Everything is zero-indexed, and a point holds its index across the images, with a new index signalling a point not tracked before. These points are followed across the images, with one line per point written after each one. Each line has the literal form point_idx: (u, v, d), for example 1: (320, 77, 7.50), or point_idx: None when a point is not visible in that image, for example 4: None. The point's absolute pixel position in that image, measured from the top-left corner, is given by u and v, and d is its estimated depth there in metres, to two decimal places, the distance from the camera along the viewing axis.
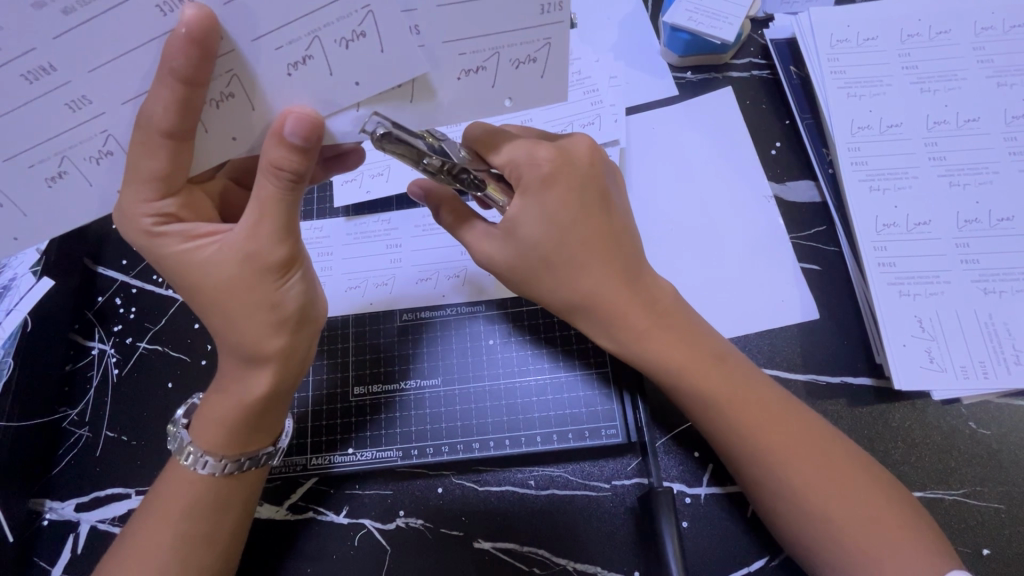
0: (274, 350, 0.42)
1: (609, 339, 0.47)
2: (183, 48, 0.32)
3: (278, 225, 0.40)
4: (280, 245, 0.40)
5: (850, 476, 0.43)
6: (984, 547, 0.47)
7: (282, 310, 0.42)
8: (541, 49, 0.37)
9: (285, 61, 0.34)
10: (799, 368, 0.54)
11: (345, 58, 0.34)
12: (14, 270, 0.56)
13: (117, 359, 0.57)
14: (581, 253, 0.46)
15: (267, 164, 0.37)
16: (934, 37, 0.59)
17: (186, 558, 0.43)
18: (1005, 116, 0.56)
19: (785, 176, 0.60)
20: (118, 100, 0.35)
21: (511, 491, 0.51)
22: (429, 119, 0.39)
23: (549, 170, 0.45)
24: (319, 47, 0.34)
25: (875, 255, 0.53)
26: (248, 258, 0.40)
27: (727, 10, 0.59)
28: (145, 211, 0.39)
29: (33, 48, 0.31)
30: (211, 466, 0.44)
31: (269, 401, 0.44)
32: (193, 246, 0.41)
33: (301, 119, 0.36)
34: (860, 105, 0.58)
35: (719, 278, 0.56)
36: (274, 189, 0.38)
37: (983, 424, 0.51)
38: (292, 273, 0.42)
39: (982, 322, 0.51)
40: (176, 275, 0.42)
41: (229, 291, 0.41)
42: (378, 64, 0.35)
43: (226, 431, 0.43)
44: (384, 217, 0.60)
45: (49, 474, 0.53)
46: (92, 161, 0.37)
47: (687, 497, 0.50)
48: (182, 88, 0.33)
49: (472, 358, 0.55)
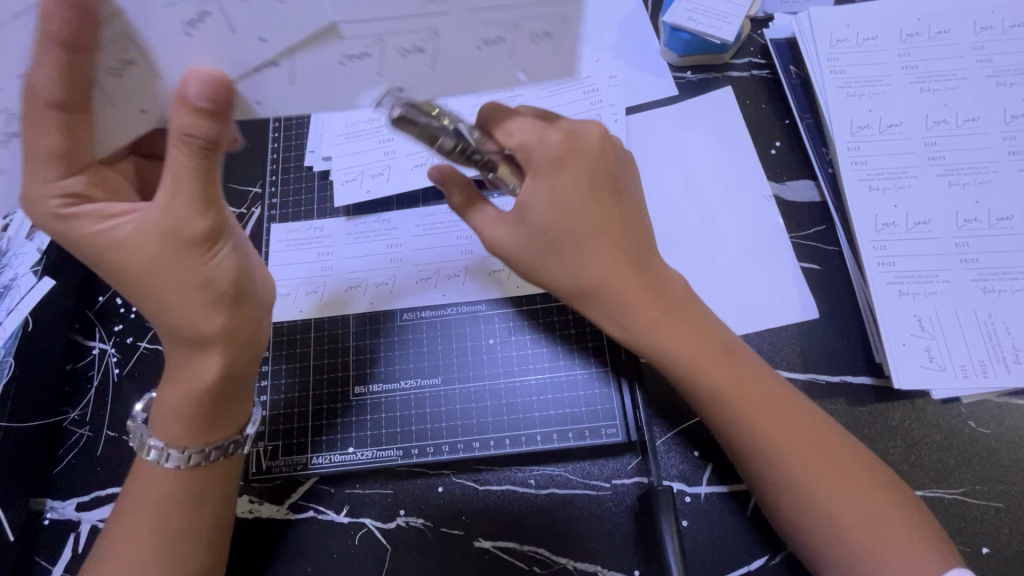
0: (216, 329, 0.42)
1: (615, 326, 0.47)
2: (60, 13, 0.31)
3: (193, 196, 0.38)
4: (203, 217, 0.39)
5: (851, 474, 0.43)
6: (984, 546, 0.47)
7: (214, 286, 0.41)
8: (556, 24, 0.35)
9: (256, 27, 0.33)
10: (799, 367, 0.54)
11: (250, 11, 0.32)
12: (14, 270, 0.56)
13: (117, 359, 0.57)
14: (591, 238, 0.45)
15: (177, 133, 0.36)
16: (934, 36, 0.59)
17: (164, 553, 0.43)
18: (1005, 116, 0.56)
19: (784, 175, 0.60)
20: (10, 74, 0.35)
21: (512, 489, 0.51)
22: (432, 89, 0.38)
23: (558, 156, 0.44)
24: (214, 1, 0.32)
25: (874, 254, 0.54)
26: (167, 233, 0.39)
27: (727, 9, 0.59)
28: (52, 192, 0.39)
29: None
30: (174, 460, 0.44)
31: (221, 387, 0.43)
32: (106, 227, 0.40)
33: (201, 79, 0.34)
34: (859, 104, 0.58)
35: (719, 277, 0.56)
36: (185, 158, 0.37)
37: (983, 423, 0.51)
38: (219, 244, 0.41)
39: (981, 321, 0.51)
40: (97, 257, 0.41)
41: (150, 268, 0.40)
42: (287, 18, 0.33)
43: (181, 421, 0.43)
44: (384, 217, 0.61)
45: (51, 472, 0.53)
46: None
47: (688, 496, 0.50)
48: (63, 53, 0.33)
49: (473, 356, 0.55)
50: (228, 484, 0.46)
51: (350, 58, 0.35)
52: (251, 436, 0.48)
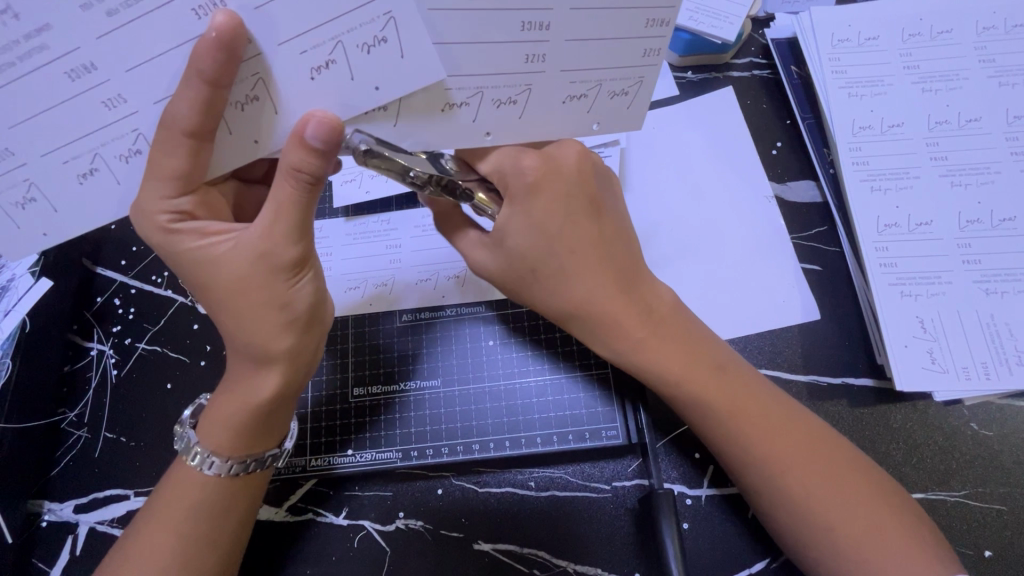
0: (283, 348, 0.42)
1: (603, 346, 0.47)
2: (212, 51, 0.32)
3: (292, 225, 0.39)
4: (294, 246, 0.40)
5: (848, 482, 0.43)
6: (985, 549, 0.47)
7: (292, 310, 0.42)
8: (634, 84, 0.41)
9: (374, 77, 0.36)
10: (799, 369, 0.53)
11: (373, 64, 0.35)
12: (12, 271, 0.56)
13: (115, 360, 0.57)
14: (572, 259, 0.45)
15: (286, 167, 0.37)
16: (935, 36, 0.59)
17: (187, 562, 0.42)
18: (1007, 116, 0.56)
19: (785, 176, 0.60)
20: (152, 100, 0.35)
21: (511, 492, 0.51)
22: (513, 135, 0.42)
23: (533, 180, 0.43)
24: (343, 53, 0.34)
25: (876, 255, 0.53)
26: (260, 257, 0.40)
27: (729, 10, 0.59)
28: (161, 209, 0.38)
29: (76, 47, 0.32)
30: (217, 467, 0.43)
31: (274, 403, 0.44)
32: (206, 244, 0.40)
33: (322, 121, 0.35)
34: (861, 104, 0.58)
35: (720, 278, 0.56)
36: (290, 191, 0.38)
37: (984, 425, 0.50)
38: (303, 273, 0.42)
39: (983, 322, 0.50)
40: (190, 271, 0.41)
41: (240, 289, 0.40)
42: (401, 70, 0.36)
43: (231, 431, 0.43)
44: (383, 217, 0.60)
45: (48, 474, 0.53)
46: (121, 159, 0.37)
47: (688, 498, 0.50)
48: (208, 90, 0.33)
49: (470, 361, 0.55)
50: (258, 496, 0.46)
51: (451, 105, 0.39)
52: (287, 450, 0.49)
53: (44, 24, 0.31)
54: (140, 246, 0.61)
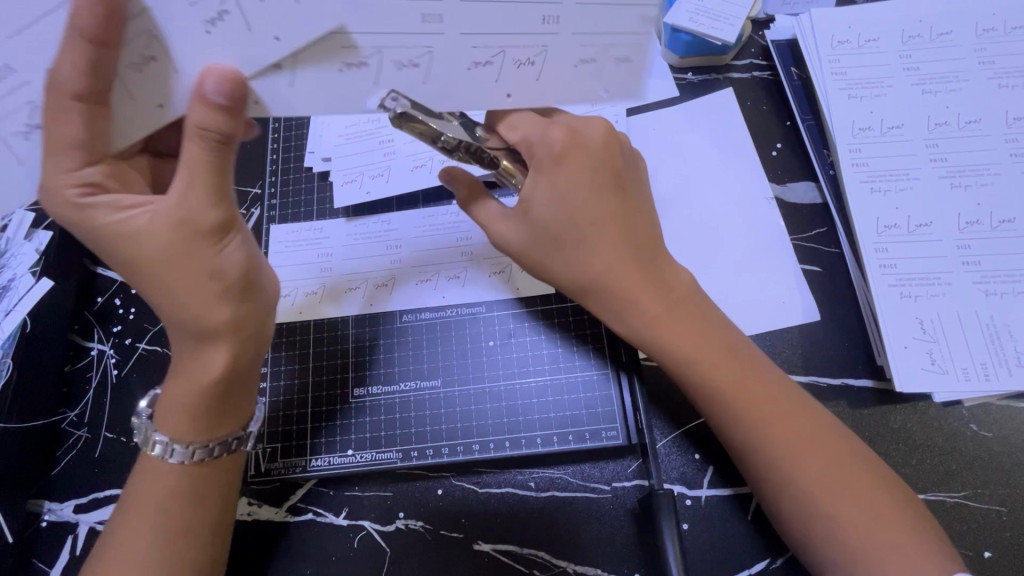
0: (222, 320, 0.41)
1: (617, 320, 0.47)
2: (88, 6, 0.33)
3: (208, 187, 0.38)
4: (215, 208, 0.39)
5: (852, 475, 0.43)
6: (985, 550, 0.47)
7: (226, 278, 0.40)
8: (636, 50, 0.40)
9: (272, 27, 0.36)
10: (800, 369, 0.53)
11: (267, 12, 0.35)
12: (12, 271, 0.56)
13: (115, 360, 0.57)
14: (593, 234, 0.45)
15: (193, 128, 0.36)
16: (935, 38, 0.59)
17: (168, 552, 0.42)
18: (1006, 118, 0.56)
19: (785, 176, 0.60)
20: (40, 67, 0.35)
21: (512, 492, 0.51)
22: (448, 102, 0.41)
23: (560, 150, 0.44)
24: (235, 2, 0.34)
25: (876, 255, 0.53)
26: (180, 223, 0.38)
27: (729, 11, 0.59)
28: (69, 182, 0.38)
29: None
30: (178, 455, 0.43)
31: (223, 380, 0.42)
32: (123, 217, 0.39)
33: (218, 76, 0.36)
34: (861, 105, 0.58)
35: (721, 278, 0.56)
36: (199, 152, 0.37)
37: (985, 426, 0.51)
38: (229, 236, 0.40)
39: (983, 324, 0.51)
40: (110, 250, 0.40)
41: (164, 260, 0.39)
42: (295, 16, 0.35)
43: (188, 415, 0.43)
44: (384, 218, 0.60)
45: (49, 473, 0.53)
46: (19, 136, 0.38)
47: (688, 499, 0.50)
48: (92, 49, 0.34)
49: (483, 347, 0.55)
50: (229, 484, 0.46)
51: (475, 64, 0.39)
52: (254, 433, 0.48)
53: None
54: None
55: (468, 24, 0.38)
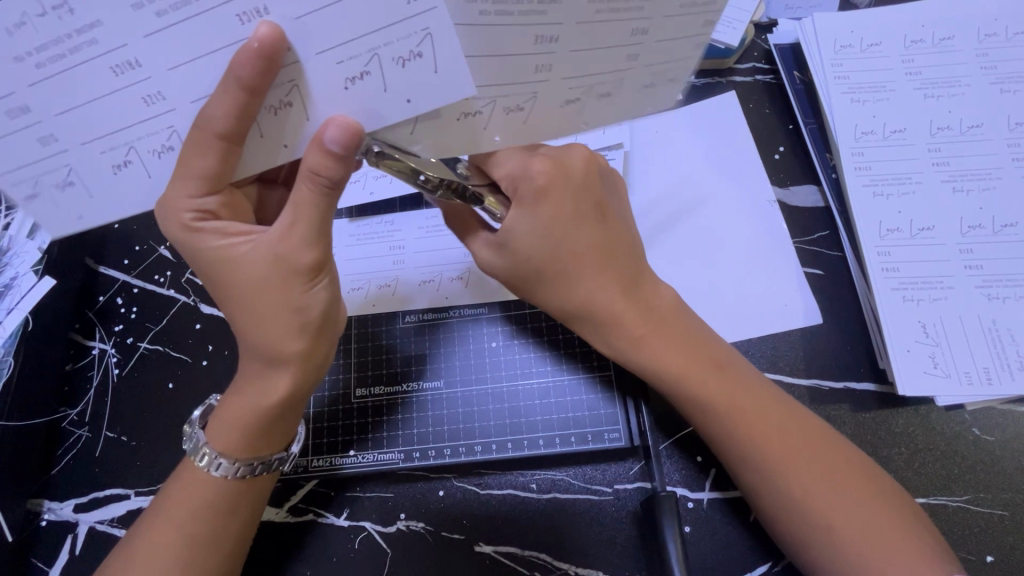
0: (296, 351, 0.43)
1: (606, 345, 0.48)
2: (252, 60, 0.32)
3: (310, 230, 0.40)
4: (311, 250, 0.40)
5: (850, 479, 0.43)
6: (987, 554, 0.47)
7: (306, 314, 0.42)
8: (697, 74, 0.43)
9: (406, 88, 0.35)
10: (802, 373, 0.53)
11: (406, 76, 0.35)
12: (15, 270, 0.55)
13: (117, 359, 0.57)
14: (577, 260, 0.46)
15: (306, 169, 0.37)
16: (937, 43, 0.59)
17: (191, 561, 0.42)
18: (1009, 123, 0.56)
19: (789, 180, 0.60)
20: (189, 99, 0.35)
21: (513, 494, 0.51)
22: (519, 137, 0.42)
23: (544, 183, 0.44)
24: (378, 65, 0.34)
25: (879, 259, 0.53)
26: (277, 260, 0.41)
27: (737, 16, 0.61)
28: (187, 206, 0.39)
29: (123, 43, 0.31)
30: (223, 469, 0.44)
31: (285, 407, 0.44)
32: (228, 244, 0.41)
33: (340, 125, 0.35)
34: (864, 110, 0.58)
35: (724, 281, 0.56)
36: (309, 194, 0.39)
37: (987, 430, 0.51)
38: (320, 277, 0.42)
39: (986, 328, 0.51)
40: (211, 268, 0.42)
41: (257, 289, 0.41)
42: (433, 84, 0.35)
43: (243, 433, 0.43)
44: (387, 219, 0.60)
45: (48, 473, 0.53)
46: (154, 153, 0.36)
47: (690, 501, 0.50)
48: (244, 95, 0.34)
49: (473, 362, 0.55)
50: (260, 498, 0.46)
51: (567, 102, 0.41)
52: (293, 454, 0.48)
53: (95, 20, 0.30)
54: (143, 246, 0.61)
55: (569, 70, 0.39)
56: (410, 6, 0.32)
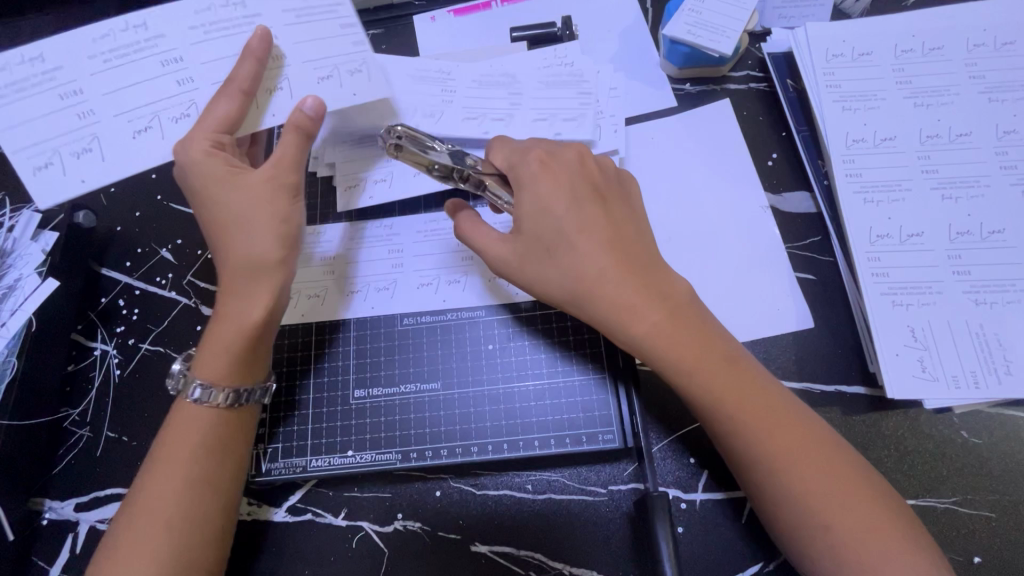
0: (274, 259, 0.46)
1: (612, 322, 0.46)
2: (261, 42, 0.47)
3: (295, 162, 0.48)
4: (295, 173, 0.48)
5: (848, 478, 0.43)
6: (975, 556, 0.48)
7: (290, 228, 0.47)
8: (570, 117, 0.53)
9: (353, 86, 0.49)
10: (794, 376, 0.54)
11: (353, 82, 0.49)
12: (18, 271, 0.55)
13: (119, 359, 0.58)
14: (581, 239, 0.47)
15: (292, 121, 0.47)
16: (927, 52, 0.61)
17: (195, 497, 0.43)
18: (997, 131, 0.57)
19: (781, 187, 0.61)
20: (211, 81, 0.48)
21: (509, 495, 0.52)
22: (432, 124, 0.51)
23: (537, 169, 0.49)
24: (335, 74, 0.48)
25: (869, 265, 0.54)
26: (268, 180, 0.47)
27: (727, 24, 0.60)
28: (206, 136, 0.46)
29: (175, 47, 0.47)
30: (214, 396, 0.45)
31: (265, 326, 0.46)
32: (226, 173, 0.46)
33: (316, 99, 0.47)
34: (855, 118, 0.59)
35: (717, 284, 0.57)
36: (293, 140, 0.47)
37: (975, 433, 0.51)
38: (302, 202, 0.49)
39: (973, 332, 0.51)
40: (202, 198, 0.47)
41: (248, 205, 0.46)
42: (372, 86, 0.49)
43: (230, 356, 0.45)
44: (386, 222, 0.61)
45: (50, 472, 0.54)
46: (173, 121, 0.47)
47: (683, 503, 0.51)
48: (257, 64, 0.47)
49: (472, 360, 0.56)
50: (246, 437, 0.47)
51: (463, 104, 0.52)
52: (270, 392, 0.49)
53: (161, 34, 0.47)
54: (146, 248, 0.62)
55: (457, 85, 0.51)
56: (355, 46, 0.49)
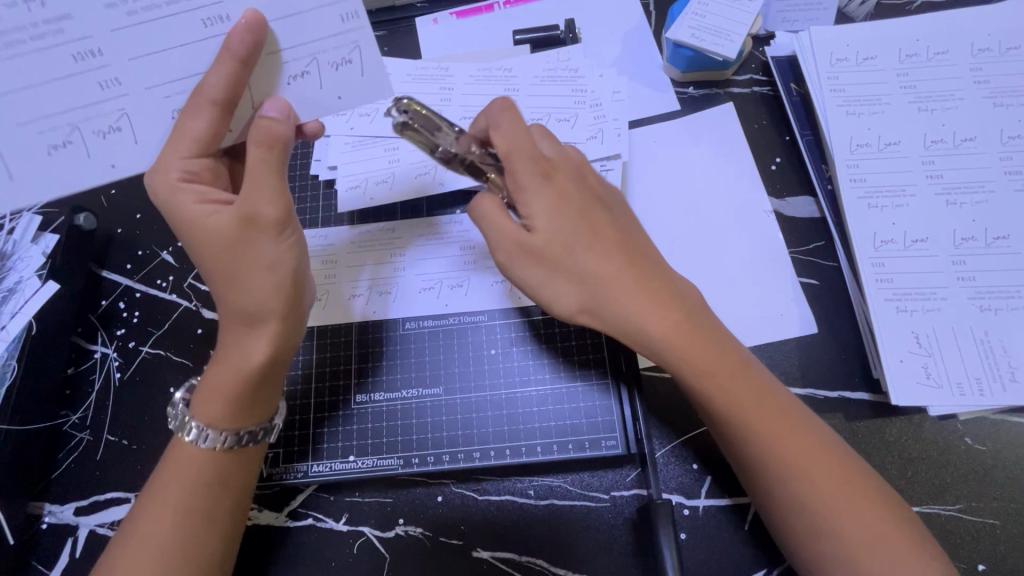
0: (273, 308, 0.44)
1: (623, 334, 0.47)
2: (241, 33, 0.40)
3: (271, 187, 0.43)
4: (275, 205, 0.44)
5: (862, 487, 0.43)
6: (979, 563, 0.48)
7: (279, 271, 0.44)
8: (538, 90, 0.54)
9: (337, 88, 0.44)
10: (797, 382, 0.54)
11: (337, 78, 0.44)
12: (18, 274, 0.55)
13: (119, 363, 0.57)
14: (591, 249, 0.47)
15: (260, 130, 0.42)
16: (932, 57, 0.60)
17: (184, 540, 0.42)
18: (1002, 136, 0.57)
19: (784, 191, 0.61)
20: (143, 86, 0.41)
21: (511, 501, 0.51)
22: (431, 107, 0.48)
23: (541, 176, 0.48)
24: (316, 68, 0.43)
25: (873, 270, 0.54)
26: (247, 218, 0.43)
27: (730, 27, 0.59)
28: (177, 165, 0.42)
29: (89, 34, 0.39)
30: (211, 440, 0.44)
31: (269, 366, 0.45)
32: (202, 208, 0.43)
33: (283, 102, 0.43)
34: (859, 122, 0.59)
35: (720, 288, 0.57)
36: (262, 155, 0.43)
37: (980, 440, 0.51)
38: (288, 231, 0.45)
39: (978, 339, 0.51)
40: (181, 237, 0.44)
41: (231, 249, 0.43)
42: (358, 85, 0.44)
43: (229, 400, 0.44)
44: (389, 225, 0.61)
45: (50, 475, 0.53)
46: (99, 134, 0.42)
47: (686, 509, 0.50)
48: (239, 66, 0.40)
49: (474, 366, 0.55)
50: (248, 473, 0.47)
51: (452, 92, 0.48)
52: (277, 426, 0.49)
53: (65, 14, 0.39)
54: (146, 251, 0.61)
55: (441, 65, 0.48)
56: (343, 24, 0.42)
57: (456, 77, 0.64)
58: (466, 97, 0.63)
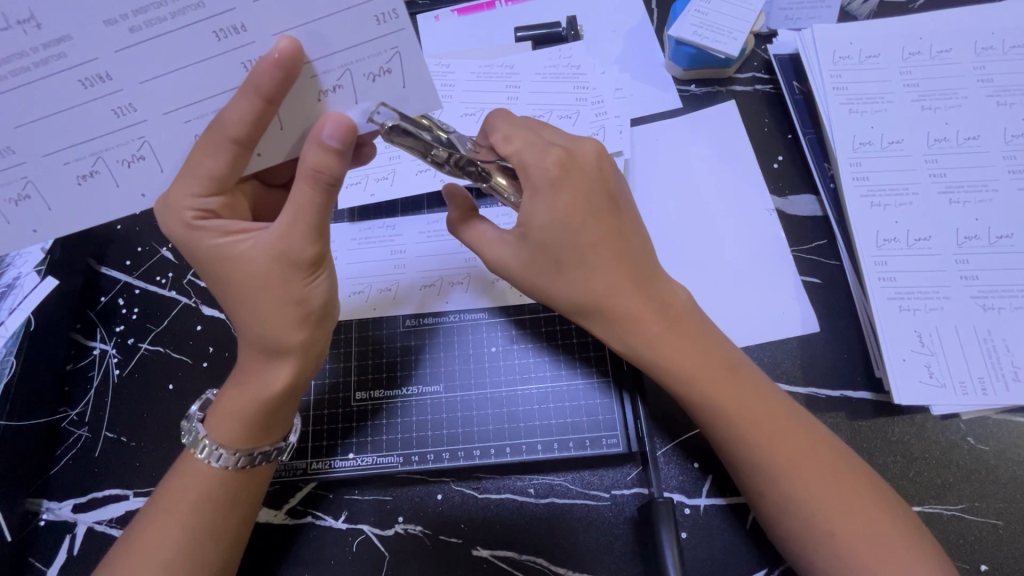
0: (296, 342, 0.44)
1: (617, 339, 0.48)
2: (271, 70, 0.35)
3: (310, 227, 0.42)
4: (312, 245, 0.42)
5: (868, 504, 0.42)
6: (982, 563, 0.47)
7: (307, 306, 0.44)
8: None
9: (377, 101, 0.39)
10: (799, 381, 0.54)
11: (376, 89, 0.38)
12: (17, 270, 0.55)
13: (118, 359, 0.57)
14: (594, 252, 0.46)
15: (308, 169, 0.40)
16: (935, 55, 0.60)
17: (189, 556, 0.42)
18: (1006, 135, 0.57)
19: (787, 190, 0.60)
20: (161, 111, 0.37)
21: (511, 499, 0.51)
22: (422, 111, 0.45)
23: (557, 175, 0.45)
24: (350, 80, 0.38)
25: (875, 268, 0.54)
26: (280, 255, 0.42)
27: (732, 25, 0.59)
28: (189, 205, 0.41)
29: (94, 57, 0.34)
30: (223, 460, 0.44)
31: (286, 396, 0.45)
32: (228, 241, 0.43)
33: (340, 122, 0.38)
34: (862, 121, 0.58)
35: (723, 287, 0.57)
36: (310, 194, 0.41)
37: (982, 440, 0.51)
38: (319, 271, 0.44)
39: (982, 339, 0.51)
40: (209, 266, 0.44)
41: (256, 283, 0.43)
42: (401, 96, 0.39)
43: (241, 424, 0.44)
44: (389, 224, 0.61)
45: (47, 473, 0.53)
46: (123, 164, 0.39)
47: (687, 508, 0.50)
48: (262, 104, 0.36)
49: (474, 364, 0.55)
50: (257, 493, 0.46)
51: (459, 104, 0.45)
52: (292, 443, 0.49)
53: (65, 35, 0.33)
54: (145, 247, 0.61)
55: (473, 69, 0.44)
56: (380, 27, 0.36)
57: (458, 74, 0.64)
58: (467, 95, 0.63)
